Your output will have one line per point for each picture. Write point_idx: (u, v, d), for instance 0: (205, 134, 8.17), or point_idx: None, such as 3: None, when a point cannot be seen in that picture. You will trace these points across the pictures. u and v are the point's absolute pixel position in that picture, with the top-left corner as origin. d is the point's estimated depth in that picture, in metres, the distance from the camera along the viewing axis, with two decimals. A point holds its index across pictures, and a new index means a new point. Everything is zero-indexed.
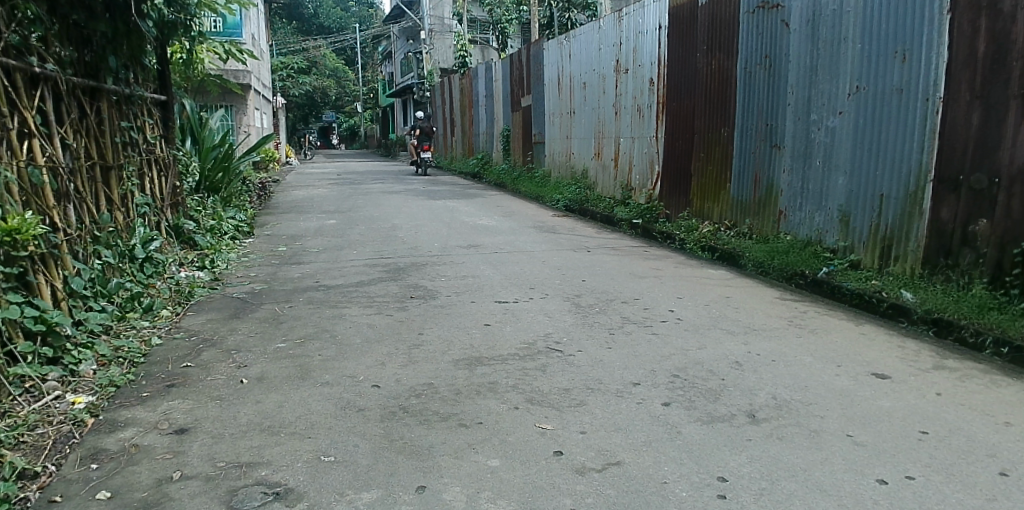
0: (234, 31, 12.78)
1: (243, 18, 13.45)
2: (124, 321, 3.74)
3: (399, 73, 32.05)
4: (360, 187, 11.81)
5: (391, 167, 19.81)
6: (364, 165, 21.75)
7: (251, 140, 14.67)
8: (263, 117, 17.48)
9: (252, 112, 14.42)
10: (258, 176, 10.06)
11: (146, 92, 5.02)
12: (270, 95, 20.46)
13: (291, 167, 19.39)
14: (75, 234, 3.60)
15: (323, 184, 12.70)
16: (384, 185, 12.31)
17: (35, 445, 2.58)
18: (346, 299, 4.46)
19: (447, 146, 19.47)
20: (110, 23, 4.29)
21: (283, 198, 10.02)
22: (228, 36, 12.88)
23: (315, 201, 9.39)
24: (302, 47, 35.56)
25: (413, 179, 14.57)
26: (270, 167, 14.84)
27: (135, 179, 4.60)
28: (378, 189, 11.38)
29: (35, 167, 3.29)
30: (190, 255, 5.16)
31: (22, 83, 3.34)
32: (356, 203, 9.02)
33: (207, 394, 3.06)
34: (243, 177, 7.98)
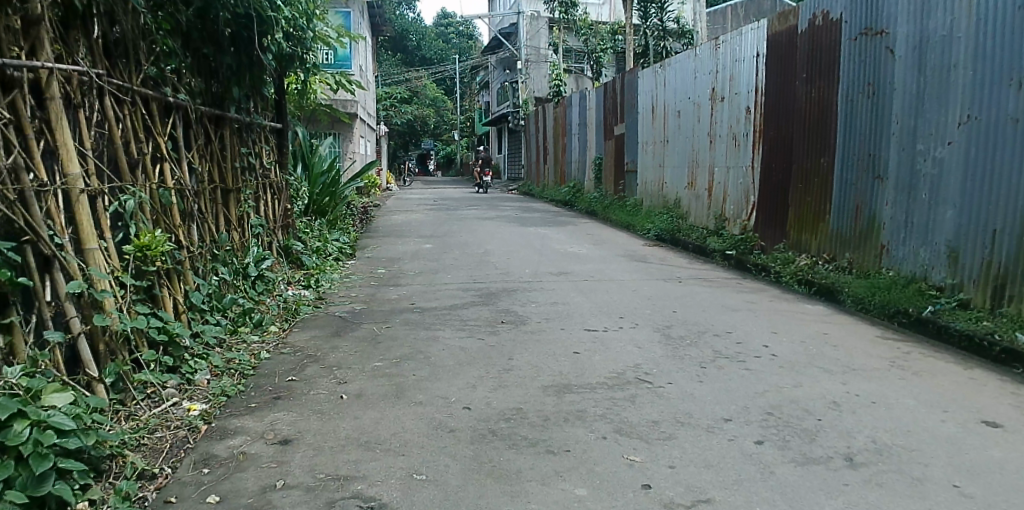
0: (344, 64, 13.49)
1: (352, 51, 14.15)
2: (235, 335, 3.97)
3: (495, 102, 32.67)
4: (456, 214, 12.09)
5: (485, 194, 20.14)
6: (459, 192, 22.22)
7: (355, 167, 15.33)
8: (367, 145, 18.22)
9: (357, 140, 15.10)
10: (360, 202, 10.46)
11: (264, 121, 5.36)
12: (374, 125, 21.33)
13: (391, 192, 20.11)
14: (197, 251, 3.87)
15: (421, 210, 13.07)
16: (479, 211, 12.56)
17: (154, 448, 2.77)
18: (440, 322, 4.57)
19: (539, 174, 19.66)
20: (234, 57, 4.63)
21: (382, 222, 10.40)
22: (339, 68, 13.57)
23: (412, 226, 9.69)
24: (403, 77, 36.99)
25: (506, 206, 14.77)
26: (372, 194, 15.40)
27: (251, 201, 4.91)
28: (473, 215, 11.62)
29: (166, 188, 3.58)
30: (296, 275, 5.43)
31: (157, 111, 3.66)
32: (451, 228, 9.24)
33: (310, 408, 3.21)
34: (347, 201, 8.35)
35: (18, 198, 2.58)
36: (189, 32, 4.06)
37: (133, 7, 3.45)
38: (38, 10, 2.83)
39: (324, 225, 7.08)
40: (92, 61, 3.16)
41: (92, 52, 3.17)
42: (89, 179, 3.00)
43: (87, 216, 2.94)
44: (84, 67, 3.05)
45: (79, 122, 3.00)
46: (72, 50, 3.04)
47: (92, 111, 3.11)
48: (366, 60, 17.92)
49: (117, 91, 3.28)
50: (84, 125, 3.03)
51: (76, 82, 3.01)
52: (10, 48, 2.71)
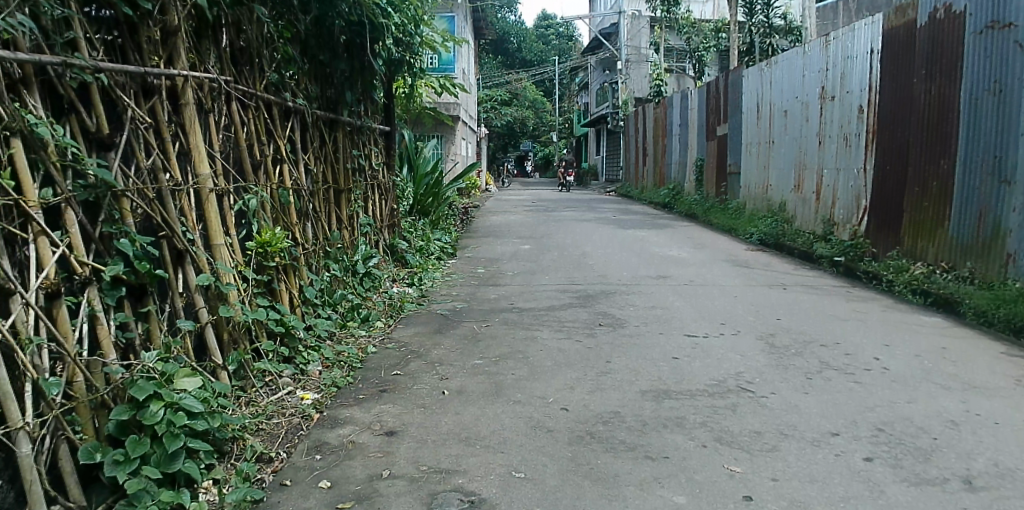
0: (448, 67, 13.82)
1: (456, 55, 14.47)
2: (344, 329, 4.14)
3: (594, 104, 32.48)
4: (554, 215, 12.13)
5: (582, 196, 20.06)
6: (557, 194, 22.24)
7: (457, 168, 15.66)
8: (468, 147, 18.57)
9: (459, 142, 15.43)
10: (461, 203, 10.67)
11: (374, 124, 5.57)
12: (475, 127, 21.72)
13: (490, 193, 20.40)
14: (311, 249, 4.07)
15: (520, 211, 13.19)
16: (577, 213, 12.54)
17: (271, 433, 2.94)
18: (538, 323, 4.60)
19: (638, 176, 19.38)
20: (347, 63, 4.84)
21: (482, 222, 10.59)
22: (443, 71, 13.92)
23: (511, 227, 9.81)
24: (502, 79, 37.43)
25: (605, 208, 14.66)
26: (473, 195, 15.67)
27: (360, 201, 5.11)
28: (571, 217, 11.62)
29: (285, 189, 3.79)
30: (401, 272, 5.60)
31: (277, 115, 3.88)
32: (549, 230, 9.28)
33: (414, 402, 3.31)
34: (450, 202, 8.54)
35: (155, 196, 2.81)
36: (307, 40, 4.27)
37: (257, 17, 3.67)
38: (176, 22, 3.07)
39: (427, 225, 7.27)
40: (221, 68, 3.39)
41: (220, 60, 3.40)
42: (216, 179, 3.21)
43: (215, 214, 3.16)
44: (214, 74, 3.27)
45: (208, 126, 3.23)
46: (204, 59, 3.28)
47: (220, 115, 3.33)
48: (469, 63, 18.26)
49: (242, 97, 3.50)
50: (213, 129, 3.26)
51: (207, 88, 3.24)
52: (151, 59, 2.96)
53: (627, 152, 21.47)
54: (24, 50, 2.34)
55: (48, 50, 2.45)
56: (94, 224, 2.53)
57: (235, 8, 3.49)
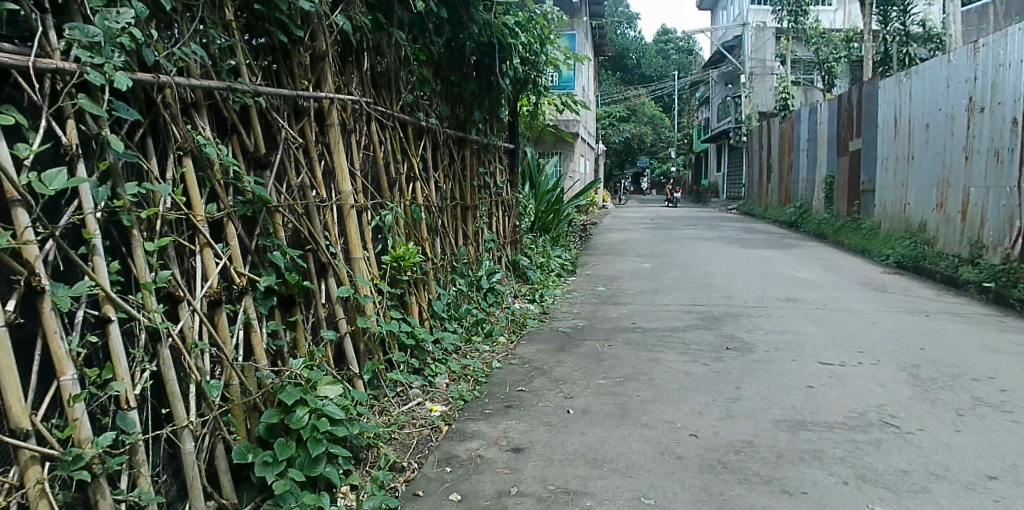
0: (568, 85, 13.91)
1: (575, 73, 14.55)
2: (469, 343, 4.20)
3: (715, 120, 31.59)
4: (673, 233, 11.87)
5: (701, 214, 19.50)
6: (676, 211, 21.74)
7: (575, 186, 15.67)
8: (586, 164, 18.54)
9: (579, 159, 15.45)
10: (580, 221, 10.66)
11: (499, 142, 5.66)
12: (594, 145, 21.70)
13: (608, 211, 20.23)
14: (440, 264, 4.18)
15: (638, 228, 13.01)
16: (698, 231, 12.22)
17: (402, 442, 3.02)
18: (662, 344, 4.49)
19: (763, 193, 18.63)
20: (477, 82, 4.95)
21: (601, 239, 10.52)
22: (562, 89, 14.04)
23: (631, 245, 9.67)
24: (619, 95, 37.22)
25: (726, 226, 14.19)
26: (590, 212, 15.60)
27: (485, 218, 5.20)
28: (691, 235, 11.33)
29: (417, 205, 3.92)
30: (522, 288, 5.64)
31: (412, 134, 4.03)
32: (669, 248, 9.08)
33: (539, 419, 3.30)
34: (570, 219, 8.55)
35: (304, 211, 2.98)
36: (440, 62, 4.41)
37: (396, 40, 3.84)
38: (323, 48, 3.27)
39: (547, 242, 7.30)
40: (362, 90, 3.57)
41: (362, 82, 3.58)
42: (357, 196, 3.37)
43: (355, 229, 3.31)
44: (356, 96, 3.46)
45: (350, 145, 3.40)
46: (347, 82, 3.47)
47: (361, 135, 3.50)
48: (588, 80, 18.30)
49: (381, 117, 3.67)
50: (355, 148, 3.43)
51: (350, 109, 3.42)
52: (302, 82, 3.17)
53: (750, 168, 20.72)
54: (195, 76, 2.56)
55: (215, 76, 2.68)
56: (251, 237, 2.71)
57: (376, 33, 3.67)
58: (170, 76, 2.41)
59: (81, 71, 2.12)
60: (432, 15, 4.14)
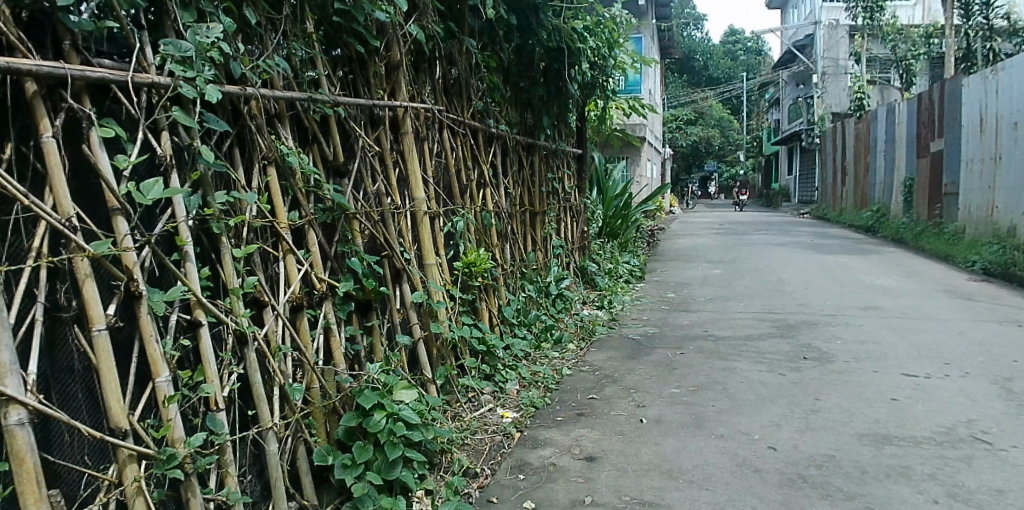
0: (634, 88, 13.78)
1: (641, 76, 14.41)
2: (539, 349, 4.19)
3: (785, 122, 30.71)
4: (742, 238, 11.58)
5: (770, 219, 18.97)
6: (744, 216, 21.21)
7: (640, 191, 15.49)
8: (652, 168, 18.30)
9: (645, 163, 15.28)
10: (646, 226, 10.52)
11: (567, 147, 5.64)
12: (660, 149, 21.42)
13: (675, 216, 19.91)
14: (509, 270, 4.20)
15: (706, 233, 12.74)
16: (769, 236, 11.89)
17: (475, 448, 3.03)
18: (736, 353, 4.37)
19: (837, 197, 17.98)
20: (546, 88, 4.95)
21: (669, 245, 10.36)
22: (629, 92, 13.91)
23: (699, 250, 9.49)
24: (684, 98, 36.66)
25: (798, 231, 13.76)
26: (657, 217, 15.38)
27: (554, 223, 5.19)
28: (762, 241, 11.03)
29: (488, 211, 3.95)
30: (591, 295, 5.59)
31: (482, 140, 4.07)
32: (740, 254, 8.86)
33: (612, 428, 3.26)
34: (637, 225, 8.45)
35: (380, 218, 3.05)
36: (510, 68, 4.43)
37: (466, 48, 3.89)
38: (397, 57, 3.34)
39: (615, 247, 7.23)
40: (434, 98, 3.63)
41: (434, 91, 3.65)
42: (430, 203, 3.42)
43: (427, 236, 3.36)
44: (429, 105, 3.52)
45: (423, 152, 3.46)
46: (420, 91, 3.54)
47: (433, 142, 3.56)
48: (654, 83, 18.07)
49: (453, 124, 3.72)
50: (427, 155, 3.49)
51: (422, 117, 3.49)
52: (377, 91, 3.25)
53: (823, 171, 20.02)
54: (279, 87, 2.65)
55: (297, 88, 2.77)
56: (331, 244, 2.79)
57: (448, 42, 3.73)
58: (256, 88, 2.49)
59: (175, 85, 2.21)
60: (502, 21, 4.17)
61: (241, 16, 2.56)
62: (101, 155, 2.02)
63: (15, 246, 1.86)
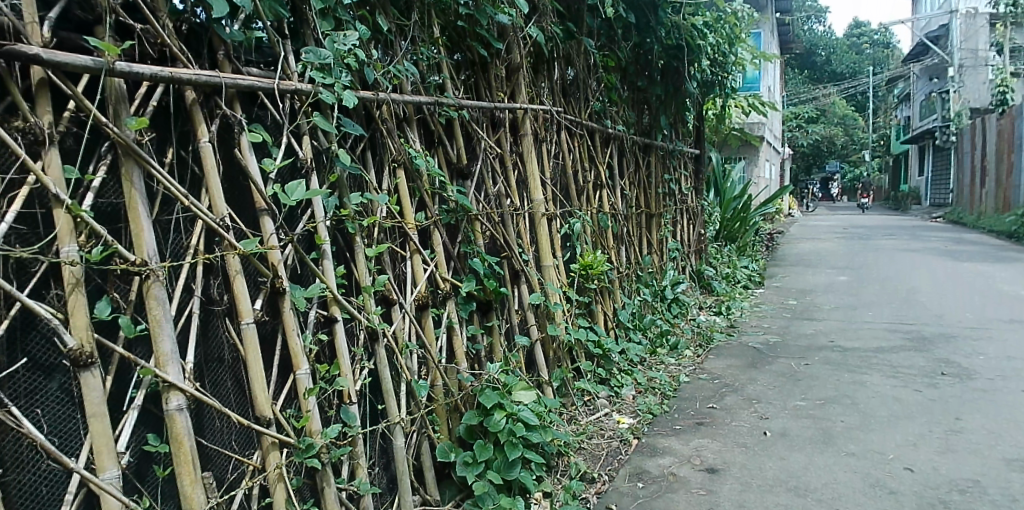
0: (751, 86, 13.30)
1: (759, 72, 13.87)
2: (655, 355, 4.11)
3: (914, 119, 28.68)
4: (869, 243, 10.91)
5: (898, 223, 17.75)
6: (868, 219, 19.97)
7: (757, 192, 14.89)
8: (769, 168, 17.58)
9: (764, 164, 14.69)
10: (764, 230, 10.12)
11: (685, 147, 5.50)
12: (777, 148, 20.54)
13: (795, 219, 19.02)
14: (625, 273, 4.15)
15: (828, 238, 12.08)
16: (898, 242, 11.13)
17: (592, 452, 3.01)
18: (867, 366, 4.12)
19: (975, 199, 16.59)
20: (664, 86, 4.85)
21: (788, 249, 9.91)
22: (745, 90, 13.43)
23: (822, 255, 9.01)
24: (802, 94, 35.02)
25: (931, 236, 12.78)
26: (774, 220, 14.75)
27: (670, 225, 5.08)
28: (891, 246, 10.35)
29: (604, 213, 3.94)
30: (707, 300, 5.42)
31: (599, 140, 4.06)
32: (867, 260, 8.34)
33: (733, 439, 3.15)
34: (756, 229, 8.14)
35: (499, 219, 3.11)
36: (627, 67, 4.38)
37: (585, 48, 3.89)
38: (518, 59, 3.37)
39: (732, 251, 6.99)
40: (552, 99, 3.65)
41: (552, 92, 3.66)
42: (548, 204, 3.45)
43: (545, 237, 3.39)
44: (548, 106, 3.55)
45: (542, 154, 3.49)
46: (540, 92, 3.56)
47: (552, 143, 3.59)
48: (772, 80, 17.34)
49: (570, 125, 3.74)
50: (546, 157, 3.51)
51: (541, 119, 3.51)
52: (498, 94, 3.30)
53: (961, 172, 18.49)
54: (407, 92, 2.74)
55: (424, 92, 2.86)
56: (454, 244, 2.87)
57: (567, 43, 3.75)
58: (388, 93, 2.59)
59: (316, 91, 2.32)
60: (621, 20, 4.12)
61: (374, 23, 2.66)
62: (250, 158, 2.15)
63: (176, 242, 2.01)
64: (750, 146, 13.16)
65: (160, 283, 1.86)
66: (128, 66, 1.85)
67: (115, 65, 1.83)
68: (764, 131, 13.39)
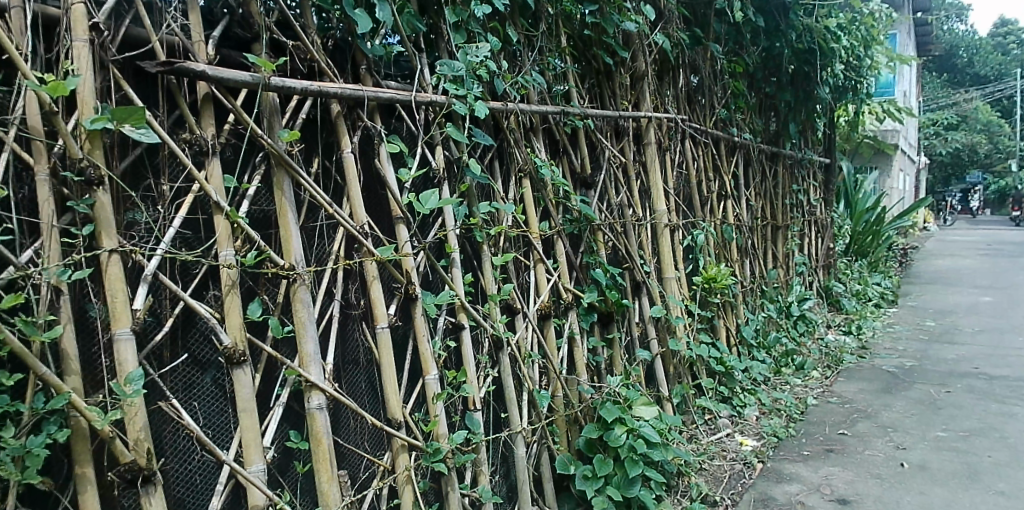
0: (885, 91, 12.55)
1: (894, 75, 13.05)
2: (779, 374, 3.93)
3: None
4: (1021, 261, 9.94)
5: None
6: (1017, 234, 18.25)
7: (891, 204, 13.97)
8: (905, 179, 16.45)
9: (898, 174, 13.76)
10: (899, 245, 9.48)
11: (814, 156, 5.24)
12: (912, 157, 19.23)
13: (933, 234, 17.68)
14: (749, 287, 4.02)
15: (972, 254, 11.13)
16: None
17: (714, 474, 2.91)
18: (1019, 397, 3.74)
19: None
20: (793, 92, 4.65)
21: (927, 266, 9.22)
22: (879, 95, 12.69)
23: (967, 274, 8.30)
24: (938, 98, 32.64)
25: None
26: (909, 234, 13.76)
27: (797, 238, 4.86)
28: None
29: (729, 225, 3.85)
30: (836, 318, 5.13)
31: (724, 149, 3.98)
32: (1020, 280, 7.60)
33: (866, 469, 2.95)
34: (892, 244, 7.64)
35: (621, 229, 3.11)
36: (755, 73, 4.24)
37: (711, 54, 3.81)
38: (644, 67, 3.33)
39: (863, 267, 6.61)
40: (677, 107, 3.59)
41: (677, 99, 3.60)
42: (671, 215, 3.41)
43: (667, 248, 3.34)
44: (672, 114, 3.51)
45: (665, 163, 3.45)
46: (665, 100, 3.51)
47: (676, 152, 3.55)
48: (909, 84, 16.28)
49: (695, 133, 3.68)
50: (669, 166, 3.47)
51: (665, 127, 3.48)
52: (622, 102, 3.27)
53: None
54: (534, 101, 2.78)
55: (550, 101, 2.89)
56: (577, 254, 2.89)
57: (693, 50, 3.69)
58: (516, 104, 2.64)
59: (449, 103, 2.40)
60: (750, 24, 3.99)
61: (505, 35, 2.70)
62: (388, 168, 2.23)
63: (319, 248, 2.13)
64: (883, 155, 12.38)
65: (305, 287, 1.95)
66: (282, 81, 1.96)
67: (270, 81, 1.94)
68: (899, 139, 12.57)
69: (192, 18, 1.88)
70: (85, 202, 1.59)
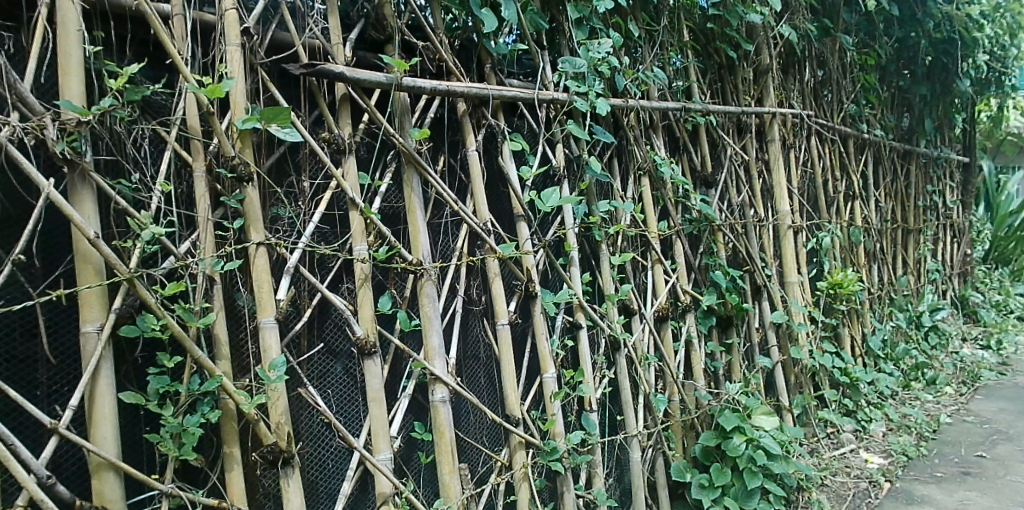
0: None
1: None
2: (909, 389, 3.69)
3: None
4: None
5: None
6: None
7: None
8: None
9: None
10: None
11: (952, 154, 4.87)
12: None
13: None
14: (876, 295, 3.80)
15: None
16: None
17: (837, 491, 2.77)
18: None
19: None
20: (930, 86, 4.33)
21: None
22: None
23: None
24: None
25: None
26: None
27: (930, 243, 4.55)
28: None
29: (857, 227, 3.66)
30: (972, 331, 4.75)
31: (852, 147, 3.78)
32: None
33: (1009, 496, 2.71)
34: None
35: (742, 230, 3.01)
36: (887, 66, 3.99)
37: (840, 46, 3.61)
38: (768, 61, 3.19)
39: (1004, 276, 6.10)
40: (803, 103, 3.43)
41: (802, 94, 3.44)
42: (795, 216, 3.26)
43: (790, 251, 3.20)
44: (798, 110, 3.35)
45: (789, 162, 3.30)
46: (790, 96, 3.36)
47: (801, 150, 3.39)
48: None
49: (821, 130, 3.51)
50: (793, 164, 3.32)
51: (790, 124, 3.33)
52: (745, 98, 3.15)
53: None
54: (655, 98, 2.72)
55: (671, 98, 2.82)
56: (696, 255, 2.81)
57: (821, 42, 3.51)
58: (637, 100, 2.59)
59: (571, 100, 2.38)
60: (884, 13, 3.75)
61: (627, 31, 2.66)
62: (510, 165, 2.25)
63: (444, 244, 2.16)
64: None
65: (431, 282, 1.99)
66: (413, 82, 2.01)
67: (402, 81, 2.00)
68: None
69: (332, 21, 1.94)
70: (235, 198, 1.69)
